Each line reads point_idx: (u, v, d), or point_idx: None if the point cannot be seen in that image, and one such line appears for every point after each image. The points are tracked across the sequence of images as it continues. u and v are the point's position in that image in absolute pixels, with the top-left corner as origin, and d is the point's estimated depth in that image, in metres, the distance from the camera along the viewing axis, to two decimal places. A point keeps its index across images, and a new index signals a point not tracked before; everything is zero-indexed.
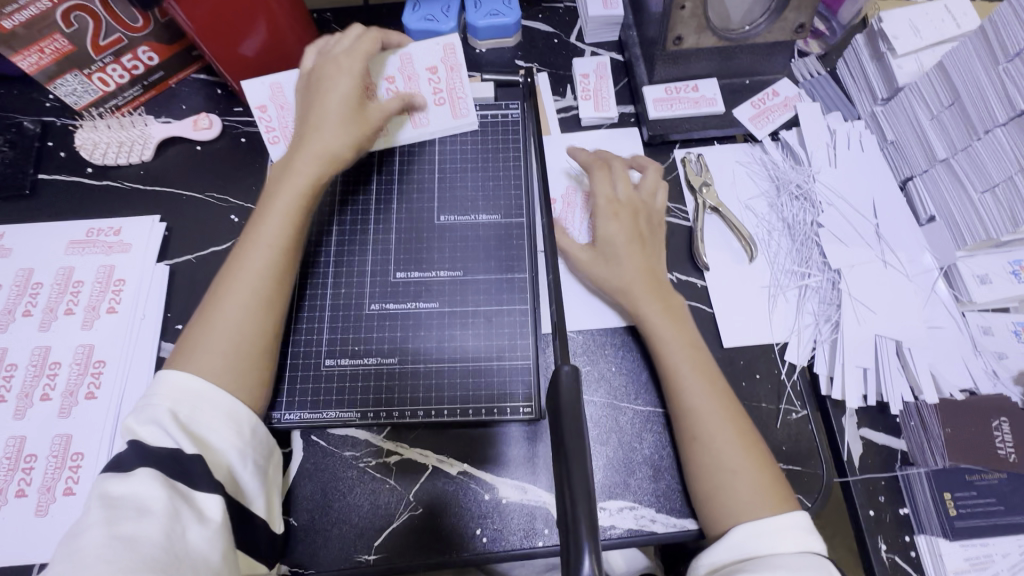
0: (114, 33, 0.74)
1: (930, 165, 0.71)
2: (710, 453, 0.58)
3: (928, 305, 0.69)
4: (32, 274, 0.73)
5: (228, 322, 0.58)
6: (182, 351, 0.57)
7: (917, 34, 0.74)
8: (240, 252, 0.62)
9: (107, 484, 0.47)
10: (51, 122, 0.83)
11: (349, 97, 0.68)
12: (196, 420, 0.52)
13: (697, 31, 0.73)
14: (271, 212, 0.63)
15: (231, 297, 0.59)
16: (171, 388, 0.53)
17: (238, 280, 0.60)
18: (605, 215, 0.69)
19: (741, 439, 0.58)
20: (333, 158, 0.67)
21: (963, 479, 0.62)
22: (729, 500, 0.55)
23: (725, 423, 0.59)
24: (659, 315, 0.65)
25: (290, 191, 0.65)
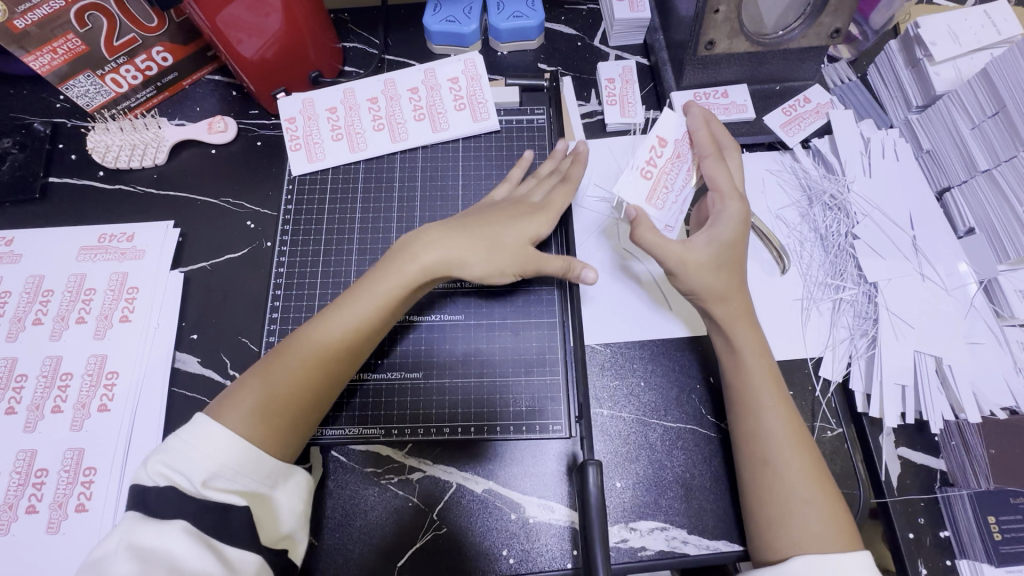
0: (128, 33, 0.72)
1: (970, 176, 0.69)
2: (781, 480, 0.54)
3: (967, 320, 0.67)
4: (43, 281, 0.71)
5: (292, 387, 0.55)
6: (234, 399, 0.53)
7: (956, 40, 0.72)
8: (322, 319, 0.58)
9: (137, 532, 0.45)
10: (62, 124, 0.81)
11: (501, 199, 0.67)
12: (234, 475, 0.49)
13: (730, 36, 0.71)
14: (366, 296, 0.59)
15: (306, 365, 0.55)
16: (210, 441, 0.49)
17: (316, 353, 0.56)
18: (730, 212, 0.62)
19: (810, 468, 0.55)
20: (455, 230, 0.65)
21: (1007, 502, 0.60)
22: (796, 531, 0.52)
23: (795, 453, 0.55)
24: (739, 328, 0.61)
25: (397, 277, 0.60)
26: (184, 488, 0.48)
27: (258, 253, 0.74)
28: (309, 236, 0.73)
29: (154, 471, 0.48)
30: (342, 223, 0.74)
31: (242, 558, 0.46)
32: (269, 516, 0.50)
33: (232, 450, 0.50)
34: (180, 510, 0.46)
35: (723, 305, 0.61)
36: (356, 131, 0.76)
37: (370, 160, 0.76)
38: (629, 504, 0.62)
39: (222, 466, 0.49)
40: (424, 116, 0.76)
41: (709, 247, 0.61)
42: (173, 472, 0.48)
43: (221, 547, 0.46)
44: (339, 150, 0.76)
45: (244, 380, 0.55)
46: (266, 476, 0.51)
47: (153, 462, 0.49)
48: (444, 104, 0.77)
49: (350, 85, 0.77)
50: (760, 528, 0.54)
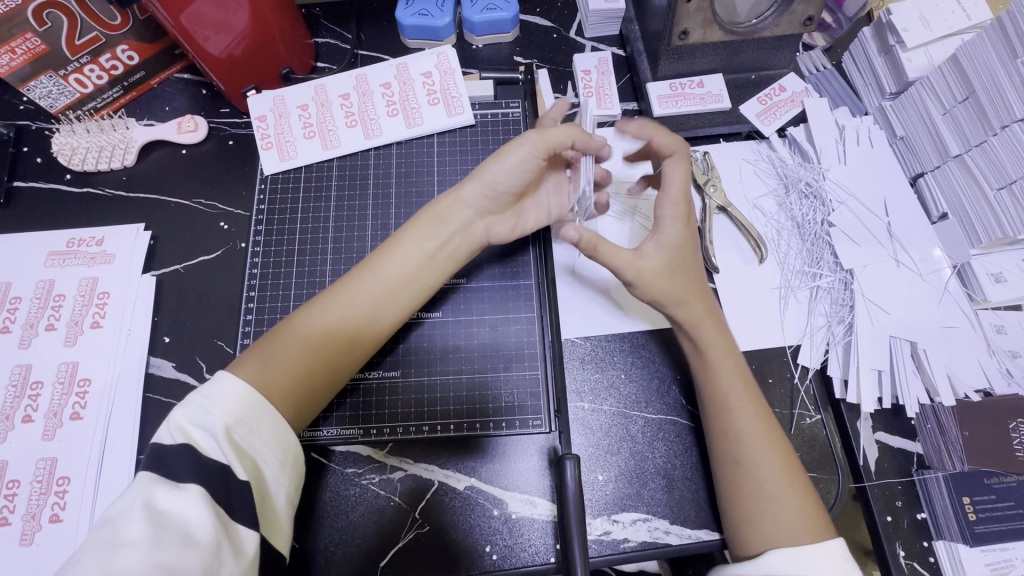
0: (91, 31, 0.70)
1: (942, 161, 0.70)
2: (754, 480, 0.55)
3: (941, 304, 0.68)
4: (11, 288, 0.69)
5: (307, 355, 0.54)
6: (251, 362, 0.52)
7: (927, 26, 0.72)
8: (334, 293, 0.58)
9: (153, 491, 0.42)
10: (26, 126, 0.78)
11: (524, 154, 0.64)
12: (249, 441, 0.47)
13: (704, 25, 0.71)
14: (378, 274, 0.59)
15: (321, 337, 0.55)
16: (233, 396, 0.48)
17: (332, 326, 0.56)
18: (671, 214, 0.61)
19: (783, 465, 0.55)
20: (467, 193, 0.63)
21: (981, 483, 0.61)
22: (768, 528, 0.53)
23: (770, 452, 0.56)
24: (705, 331, 0.61)
25: (408, 253, 0.61)
26: (202, 446, 0.45)
27: (232, 254, 0.73)
28: (284, 236, 0.72)
29: (174, 426, 0.45)
30: (317, 221, 0.73)
31: (249, 537, 0.44)
32: (270, 498, 0.47)
33: (254, 402, 0.48)
34: (189, 476, 0.43)
35: (679, 310, 0.61)
36: (329, 128, 0.75)
37: (344, 158, 0.75)
38: (610, 497, 0.63)
39: (244, 418, 0.47)
40: (397, 111, 0.75)
41: (659, 252, 0.61)
42: (192, 427, 0.46)
43: (231, 524, 0.43)
44: (311, 148, 0.74)
45: (260, 342, 0.55)
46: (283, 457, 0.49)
47: (174, 417, 0.46)
48: (418, 99, 0.76)
49: (321, 81, 0.76)
50: (733, 521, 0.55)
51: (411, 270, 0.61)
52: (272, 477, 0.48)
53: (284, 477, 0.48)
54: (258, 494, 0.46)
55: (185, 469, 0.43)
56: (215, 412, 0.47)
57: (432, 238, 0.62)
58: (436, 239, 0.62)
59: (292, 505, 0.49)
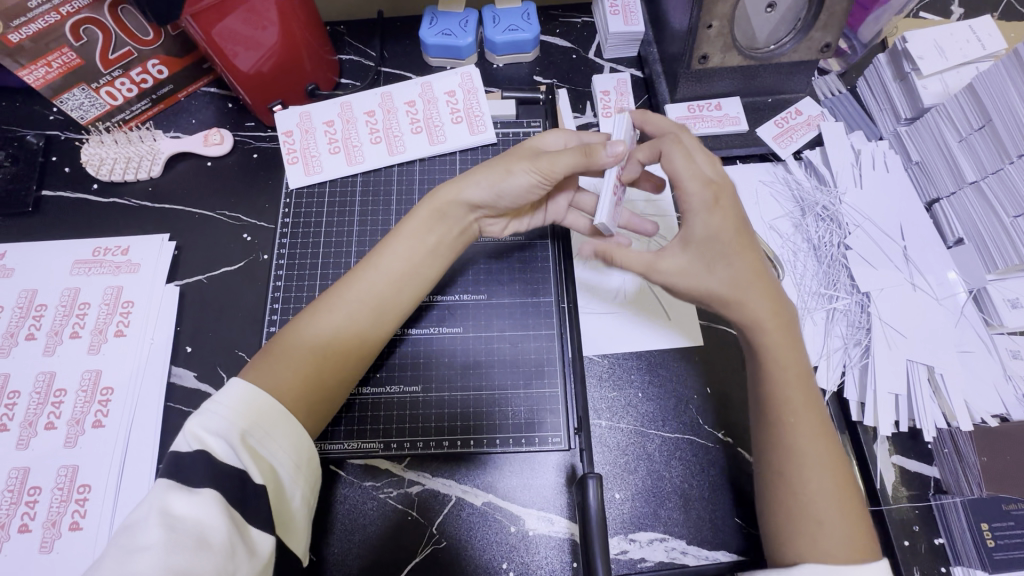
0: (124, 46, 0.72)
1: (958, 187, 0.71)
2: (805, 493, 0.52)
3: (958, 328, 0.68)
4: (36, 295, 0.70)
5: (315, 355, 0.55)
6: (260, 363, 0.53)
7: (943, 54, 0.73)
8: (329, 298, 0.59)
9: (168, 498, 0.42)
10: (56, 136, 0.80)
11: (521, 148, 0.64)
12: (264, 446, 0.47)
13: (723, 50, 0.72)
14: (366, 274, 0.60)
15: (323, 338, 0.56)
16: (245, 402, 0.48)
17: (340, 322, 0.57)
18: (701, 206, 0.58)
19: (839, 486, 0.52)
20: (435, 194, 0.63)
21: (1001, 509, 0.60)
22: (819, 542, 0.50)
23: (825, 467, 0.52)
24: (763, 337, 0.56)
25: (416, 242, 0.62)
26: (214, 450, 0.45)
27: (255, 266, 0.74)
28: (307, 249, 0.73)
29: (189, 434, 0.45)
30: (340, 235, 0.74)
31: (261, 539, 0.44)
32: (284, 500, 0.47)
33: (266, 404, 0.49)
34: None
35: (737, 307, 0.56)
36: (354, 144, 0.76)
37: (368, 173, 0.76)
38: (627, 515, 0.63)
39: (256, 422, 0.47)
40: (421, 128, 0.77)
41: (686, 251, 0.59)
42: (206, 435, 0.45)
43: (246, 527, 0.43)
44: (334, 162, 0.76)
45: (265, 352, 0.55)
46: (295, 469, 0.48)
47: (188, 425, 0.46)
48: (441, 117, 0.77)
49: (347, 98, 0.78)
50: (781, 528, 0.52)
51: (415, 261, 0.61)
52: (288, 481, 0.48)
53: (299, 483, 0.48)
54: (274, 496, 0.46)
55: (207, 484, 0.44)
56: (226, 417, 0.47)
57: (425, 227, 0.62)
58: (437, 235, 0.63)
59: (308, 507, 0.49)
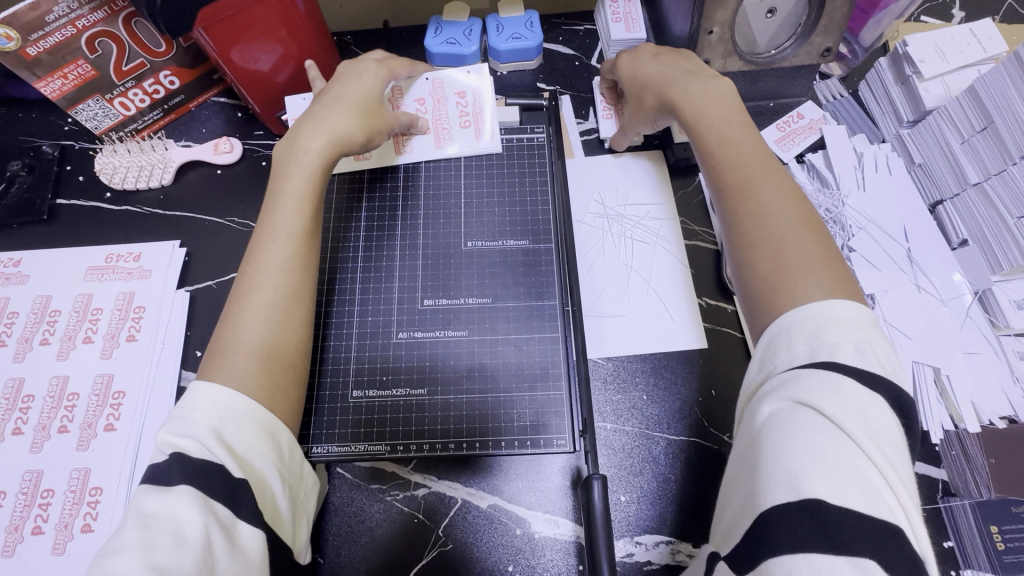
0: (137, 58, 0.74)
1: (961, 189, 0.71)
2: (779, 238, 0.56)
3: (963, 330, 0.68)
4: (51, 301, 0.72)
5: (262, 337, 0.55)
6: (214, 362, 0.54)
7: (943, 58, 0.74)
8: (250, 272, 0.57)
9: (144, 500, 0.43)
10: (70, 146, 0.82)
11: (364, 89, 0.69)
12: (238, 438, 0.49)
13: (724, 55, 0.73)
14: (292, 201, 0.61)
15: (261, 332, 0.55)
16: (208, 401, 0.49)
17: (274, 288, 0.57)
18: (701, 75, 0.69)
19: (815, 243, 0.55)
20: (342, 140, 0.65)
21: (1009, 511, 0.60)
22: (801, 287, 0.52)
23: (803, 236, 0.56)
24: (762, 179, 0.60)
25: (318, 131, 0.64)
26: (189, 450, 0.47)
27: None
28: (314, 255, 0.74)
29: (162, 442, 0.48)
30: (346, 241, 0.75)
31: (249, 538, 0.45)
32: (264, 487, 0.49)
33: (230, 401, 0.50)
34: (212, 490, 0.44)
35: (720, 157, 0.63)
36: None
37: (375, 171, 0.78)
38: (633, 518, 0.63)
39: (228, 417, 0.49)
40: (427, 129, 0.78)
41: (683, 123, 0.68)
42: (177, 439, 0.48)
43: (234, 525, 0.44)
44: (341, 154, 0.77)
45: (209, 355, 0.55)
46: (270, 453, 0.50)
47: (161, 431, 0.49)
48: (450, 120, 0.78)
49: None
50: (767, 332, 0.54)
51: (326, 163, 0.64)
52: (264, 466, 0.49)
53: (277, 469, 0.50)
54: (255, 486, 0.48)
55: (218, 485, 0.45)
56: (196, 419, 0.49)
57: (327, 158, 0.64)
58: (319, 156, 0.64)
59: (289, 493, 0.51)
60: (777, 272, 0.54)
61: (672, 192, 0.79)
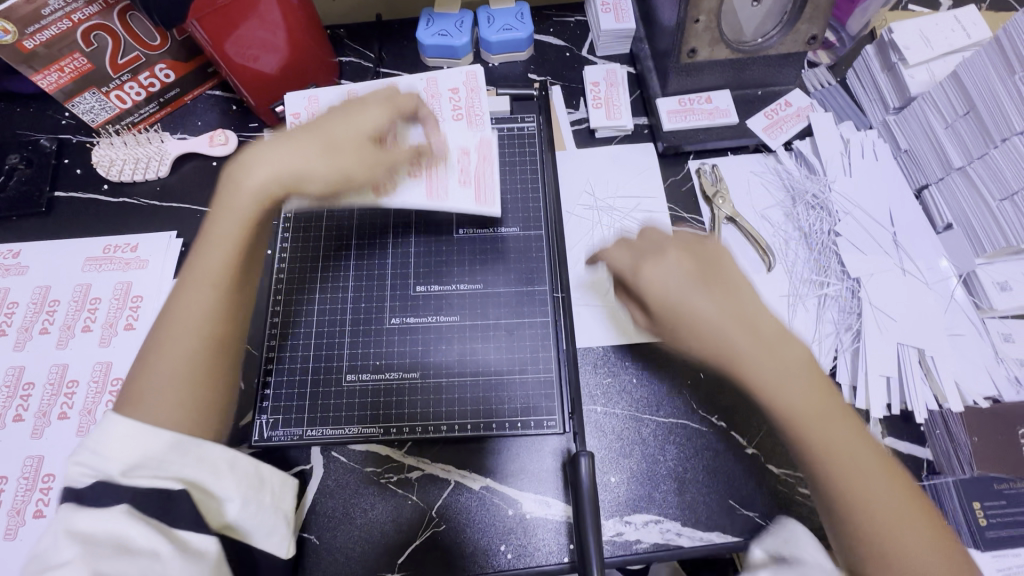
0: (132, 51, 0.75)
1: (946, 173, 0.72)
2: (842, 468, 0.47)
3: (948, 312, 0.69)
4: (50, 291, 0.73)
5: (183, 388, 0.51)
6: (128, 403, 0.50)
7: (928, 44, 0.74)
8: (166, 321, 0.52)
9: (72, 520, 0.44)
10: (68, 139, 0.83)
11: (357, 132, 0.59)
12: (162, 466, 0.48)
13: (711, 44, 0.74)
14: (226, 241, 0.54)
15: (167, 376, 0.51)
16: (121, 441, 0.48)
17: (190, 326, 0.52)
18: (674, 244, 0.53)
19: (882, 460, 0.48)
20: (301, 179, 0.56)
21: (991, 488, 0.61)
22: (874, 510, 0.46)
23: (845, 430, 0.47)
24: (762, 365, 0.47)
25: (217, 229, 0.55)
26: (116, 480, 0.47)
27: None
28: (308, 245, 0.75)
29: (78, 473, 0.47)
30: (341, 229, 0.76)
31: (196, 542, 0.46)
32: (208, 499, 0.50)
33: (147, 447, 0.48)
34: None
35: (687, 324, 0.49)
36: None
37: None
38: (623, 498, 0.64)
39: (143, 459, 0.48)
40: (421, 179, 0.71)
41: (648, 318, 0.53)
42: (93, 470, 0.47)
43: (173, 532, 0.45)
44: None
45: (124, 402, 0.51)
46: (209, 468, 0.50)
47: (76, 459, 0.48)
48: (448, 176, 0.71)
49: (352, 86, 0.78)
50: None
51: (244, 212, 0.55)
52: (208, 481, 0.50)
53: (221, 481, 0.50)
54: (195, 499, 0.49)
55: None
56: (109, 456, 0.48)
57: (272, 196, 0.56)
58: (260, 205, 0.55)
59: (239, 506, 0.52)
60: (839, 497, 0.47)
61: (662, 180, 0.80)
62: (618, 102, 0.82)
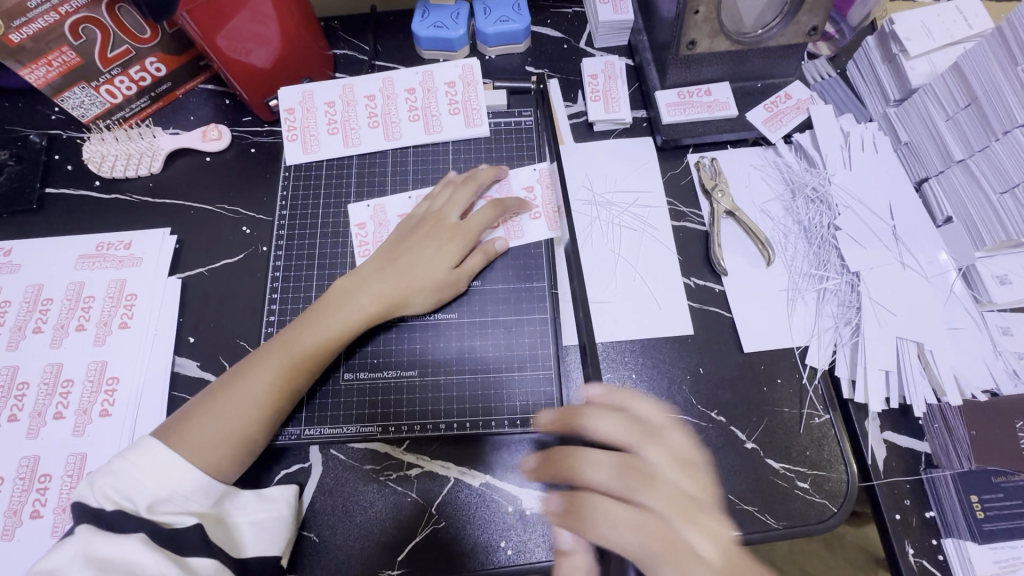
0: (122, 45, 0.73)
1: (946, 166, 0.71)
2: None
3: (947, 306, 0.69)
4: (43, 290, 0.72)
5: (240, 428, 0.58)
6: (183, 428, 0.57)
7: (930, 35, 0.74)
8: (254, 368, 0.61)
9: (90, 543, 0.48)
10: (58, 135, 0.82)
11: (443, 257, 0.68)
12: (181, 501, 0.54)
13: (711, 35, 0.73)
14: (328, 337, 0.64)
15: (230, 417, 0.58)
16: (158, 468, 0.53)
17: (268, 383, 0.60)
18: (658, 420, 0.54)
19: None
20: (395, 304, 0.67)
21: (989, 481, 0.61)
22: None
23: None
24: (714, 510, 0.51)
25: (337, 318, 0.64)
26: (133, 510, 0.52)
27: (254, 257, 0.76)
28: (304, 241, 0.75)
29: (100, 494, 0.51)
30: (337, 225, 0.75)
31: (201, 563, 0.51)
32: (219, 521, 0.56)
33: (181, 476, 0.54)
34: None
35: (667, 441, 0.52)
36: (352, 126, 0.78)
37: (364, 156, 0.78)
38: None
39: (171, 494, 0.53)
40: (497, 228, 0.74)
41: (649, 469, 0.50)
42: (117, 497, 0.52)
43: (182, 557, 0.50)
44: (397, 202, 0.76)
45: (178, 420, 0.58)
46: (214, 498, 0.56)
47: (98, 481, 0.52)
48: (519, 215, 0.74)
49: (350, 80, 0.79)
50: None
51: (347, 321, 0.64)
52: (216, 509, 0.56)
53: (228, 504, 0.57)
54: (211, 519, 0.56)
55: None
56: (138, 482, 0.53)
57: (376, 317, 0.66)
58: (360, 314, 0.65)
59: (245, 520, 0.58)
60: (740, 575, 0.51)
61: (660, 174, 0.80)
62: (618, 94, 0.81)
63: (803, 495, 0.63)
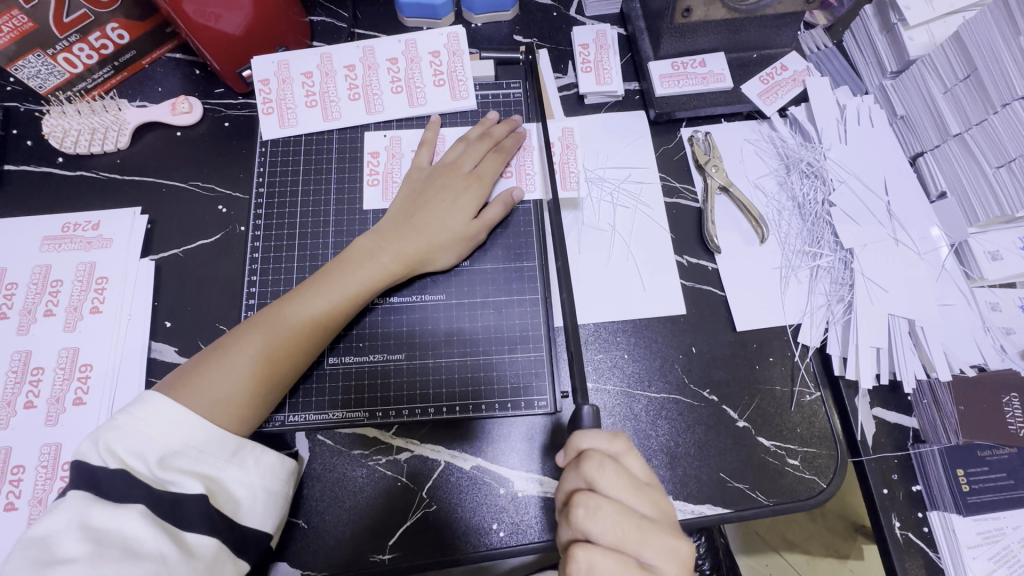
0: (79, 9, 0.68)
1: (942, 140, 0.70)
2: None
3: (939, 283, 0.69)
4: (6, 273, 0.68)
5: (250, 385, 0.57)
6: (189, 383, 0.55)
7: (930, 3, 0.71)
8: (265, 320, 0.60)
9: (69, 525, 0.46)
10: (15, 108, 0.77)
11: (457, 214, 0.67)
12: (187, 462, 0.52)
13: (707, 2, 0.70)
14: (344, 293, 0.62)
15: (240, 374, 0.56)
16: (164, 420, 0.52)
17: (280, 336, 0.59)
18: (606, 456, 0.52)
19: None
20: (415, 264, 0.66)
21: (974, 455, 0.62)
22: None
23: None
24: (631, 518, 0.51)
25: (352, 278, 0.63)
26: (138, 471, 0.50)
27: (231, 238, 0.72)
28: (284, 220, 0.71)
29: (107, 450, 0.50)
30: (318, 204, 0.72)
31: (198, 544, 0.49)
32: (224, 486, 0.53)
33: (190, 429, 0.53)
34: None
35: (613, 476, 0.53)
36: (331, 99, 0.74)
37: (345, 130, 0.75)
38: None
39: (184, 447, 0.52)
40: (512, 175, 0.73)
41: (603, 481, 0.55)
42: (125, 454, 0.51)
43: (180, 535, 0.49)
44: (415, 137, 0.74)
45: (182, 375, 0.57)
46: (222, 455, 0.54)
47: (103, 438, 0.51)
48: (533, 164, 0.73)
49: (327, 49, 0.75)
50: None
51: (365, 283, 0.63)
52: (224, 472, 0.53)
53: (234, 468, 0.54)
54: (212, 485, 0.52)
55: None
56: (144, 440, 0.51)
57: (399, 274, 0.65)
58: (377, 270, 0.64)
59: (249, 485, 0.54)
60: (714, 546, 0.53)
61: (654, 148, 0.77)
62: (611, 66, 0.78)
63: (794, 472, 0.63)
